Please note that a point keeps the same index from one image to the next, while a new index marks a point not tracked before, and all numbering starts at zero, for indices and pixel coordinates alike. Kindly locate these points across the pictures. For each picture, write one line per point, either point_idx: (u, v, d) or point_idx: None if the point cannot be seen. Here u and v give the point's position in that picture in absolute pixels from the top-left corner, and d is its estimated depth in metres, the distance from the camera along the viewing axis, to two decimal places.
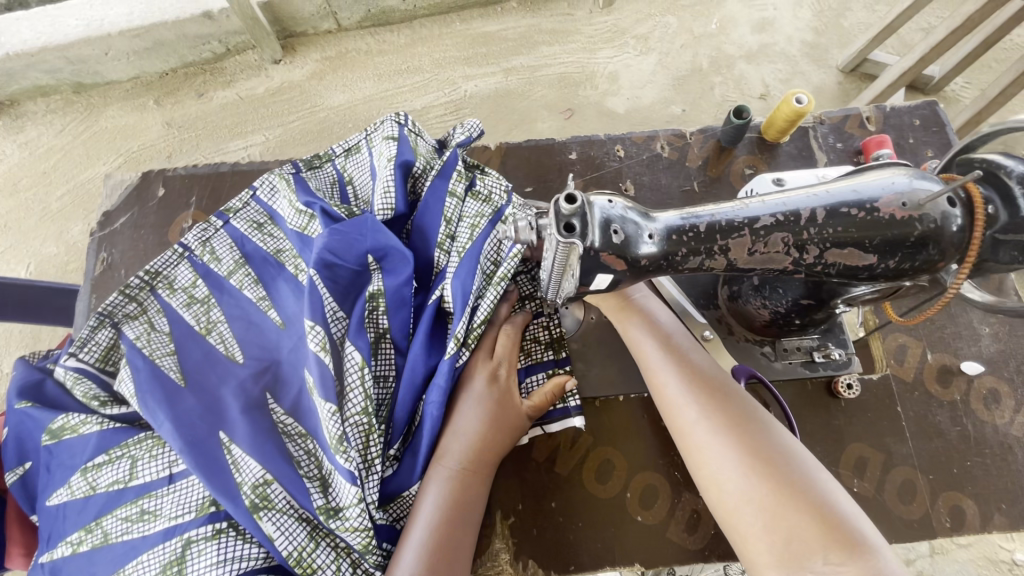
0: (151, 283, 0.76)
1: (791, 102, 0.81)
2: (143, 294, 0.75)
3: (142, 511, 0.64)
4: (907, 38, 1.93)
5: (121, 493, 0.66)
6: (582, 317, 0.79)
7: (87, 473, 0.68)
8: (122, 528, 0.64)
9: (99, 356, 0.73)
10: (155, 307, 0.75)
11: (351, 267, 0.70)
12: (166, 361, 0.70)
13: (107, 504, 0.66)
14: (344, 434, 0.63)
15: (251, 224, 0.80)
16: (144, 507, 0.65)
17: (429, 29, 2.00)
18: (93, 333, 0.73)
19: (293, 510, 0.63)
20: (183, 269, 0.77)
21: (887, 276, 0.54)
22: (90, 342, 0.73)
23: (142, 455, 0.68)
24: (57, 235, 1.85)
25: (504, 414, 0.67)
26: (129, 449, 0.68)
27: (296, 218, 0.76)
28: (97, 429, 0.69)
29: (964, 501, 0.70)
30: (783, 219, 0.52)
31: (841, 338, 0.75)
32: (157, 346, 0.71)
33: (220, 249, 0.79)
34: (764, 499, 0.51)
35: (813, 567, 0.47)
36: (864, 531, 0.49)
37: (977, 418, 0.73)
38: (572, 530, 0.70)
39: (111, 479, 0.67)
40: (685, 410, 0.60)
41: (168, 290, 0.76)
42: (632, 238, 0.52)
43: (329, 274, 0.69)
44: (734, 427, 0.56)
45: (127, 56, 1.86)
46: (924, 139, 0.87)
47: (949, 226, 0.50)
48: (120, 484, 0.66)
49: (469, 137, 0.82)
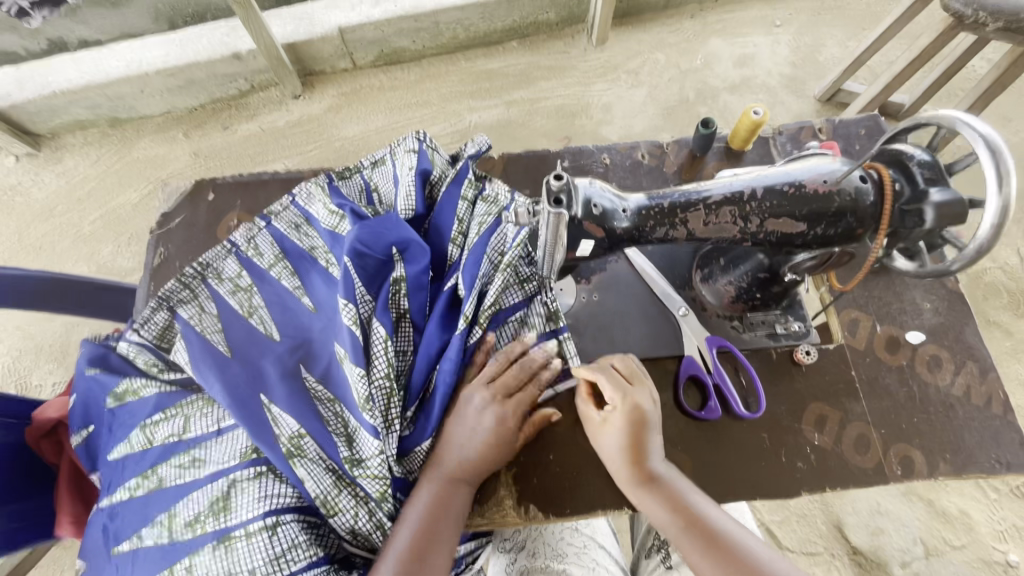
0: (202, 273, 0.88)
1: (749, 115, 0.95)
2: (194, 282, 0.88)
3: (193, 459, 0.75)
4: (875, 70, 2.11)
5: (175, 445, 0.77)
6: (574, 299, 0.89)
7: (144, 428, 0.79)
8: (176, 474, 0.75)
9: (156, 333, 0.87)
10: (205, 293, 0.87)
11: (378, 256, 0.81)
12: (215, 336, 0.81)
13: (163, 455, 0.77)
14: (371, 395, 0.74)
15: (290, 225, 0.92)
16: (195, 455, 0.76)
17: (437, 67, 2.19)
18: (154, 313, 0.86)
19: (321, 460, 0.73)
20: (230, 263, 0.90)
21: (819, 243, 0.67)
22: (150, 321, 0.86)
23: (194, 413, 0.79)
24: (90, 255, 1.99)
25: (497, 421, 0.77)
26: (182, 408, 0.80)
27: (329, 218, 0.89)
28: (156, 391, 0.82)
29: (912, 452, 0.80)
30: (731, 195, 0.65)
31: (800, 312, 0.87)
32: (207, 324, 0.83)
33: (262, 245, 0.91)
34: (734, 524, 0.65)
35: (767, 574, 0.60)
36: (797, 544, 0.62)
37: (922, 380, 0.83)
38: (568, 478, 0.80)
39: (165, 433, 0.78)
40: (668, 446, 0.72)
41: (216, 279, 0.88)
42: (608, 212, 0.64)
43: (360, 262, 0.80)
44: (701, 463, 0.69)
45: (161, 93, 2.05)
46: (868, 146, 1.00)
47: (863, 199, 0.63)
48: (173, 437, 0.77)
49: (478, 151, 0.95)
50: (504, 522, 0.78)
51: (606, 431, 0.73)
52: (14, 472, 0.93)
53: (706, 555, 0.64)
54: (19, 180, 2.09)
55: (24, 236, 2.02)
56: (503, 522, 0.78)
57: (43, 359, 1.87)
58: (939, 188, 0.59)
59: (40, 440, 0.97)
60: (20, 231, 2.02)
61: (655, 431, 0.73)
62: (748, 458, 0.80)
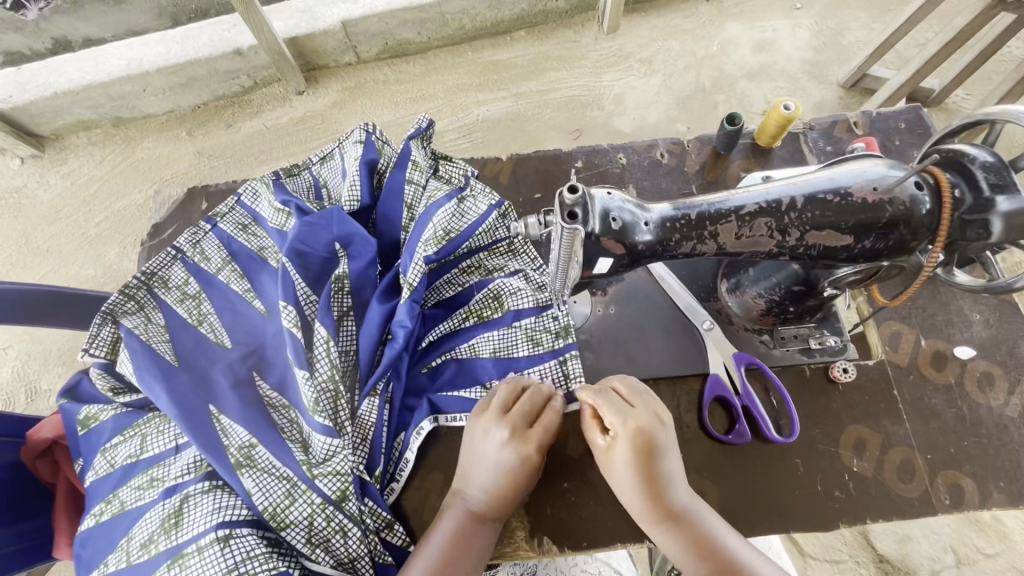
0: (148, 283, 0.83)
1: (779, 109, 0.87)
2: (140, 292, 0.82)
3: (151, 479, 0.70)
4: (904, 54, 1.99)
5: (134, 465, 0.72)
6: (589, 311, 0.83)
7: (106, 452, 0.75)
8: (135, 495, 0.70)
9: (108, 349, 0.79)
10: (152, 304, 0.82)
11: (320, 254, 0.79)
12: (161, 345, 0.77)
13: (123, 478, 0.72)
14: (318, 397, 0.70)
15: (237, 226, 0.90)
16: (153, 475, 0.70)
17: (442, 59, 2.12)
18: (99, 330, 0.79)
19: (273, 469, 0.68)
20: (176, 270, 0.85)
21: (865, 257, 0.59)
22: (99, 338, 0.78)
23: (151, 431, 0.74)
24: (96, 258, 1.96)
25: (518, 460, 0.67)
26: (140, 428, 0.75)
27: (276, 216, 0.87)
28: (112, 414, 0.78)
29: (962, 479, 0.73)
30: (765, 206, 0.58)
31: (836, 326, 0.80)
32: (153, 333, 0.78)
33: (209, 250, 0.88)
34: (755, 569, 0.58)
35: None
36: None
37: (972, 401, 0.76)
38: (583, 508, 0.74)
39: (125, 454, 0.73)
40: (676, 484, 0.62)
41: (163, 288, 0.84)
42: (628, 225, 0.58)
43: (301, 262, 0.78)
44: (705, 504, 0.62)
45: (164, 91, 2.00)
46: (909, 142, 0.92)
47: (917, 208, 0.55)
48: (132, 457, 0.73)
49: (419, 129, 0.89)
50: (516, 556, 0.73)
51: (614, 460, 0.62)
52: (9, 494, 0.90)
53: None
54: (24, 183, 2.06)
55: (30, 239, 1.99)
56: (515, 556, 0.73)
57: (51, 363, 1.85)
58: (1008, 196, 0.52)
59: (34, 461, 0.92)
60: (25, 233, 2.00)
61: (670, 456, 0.62)
62: (780, 487, 0.74)
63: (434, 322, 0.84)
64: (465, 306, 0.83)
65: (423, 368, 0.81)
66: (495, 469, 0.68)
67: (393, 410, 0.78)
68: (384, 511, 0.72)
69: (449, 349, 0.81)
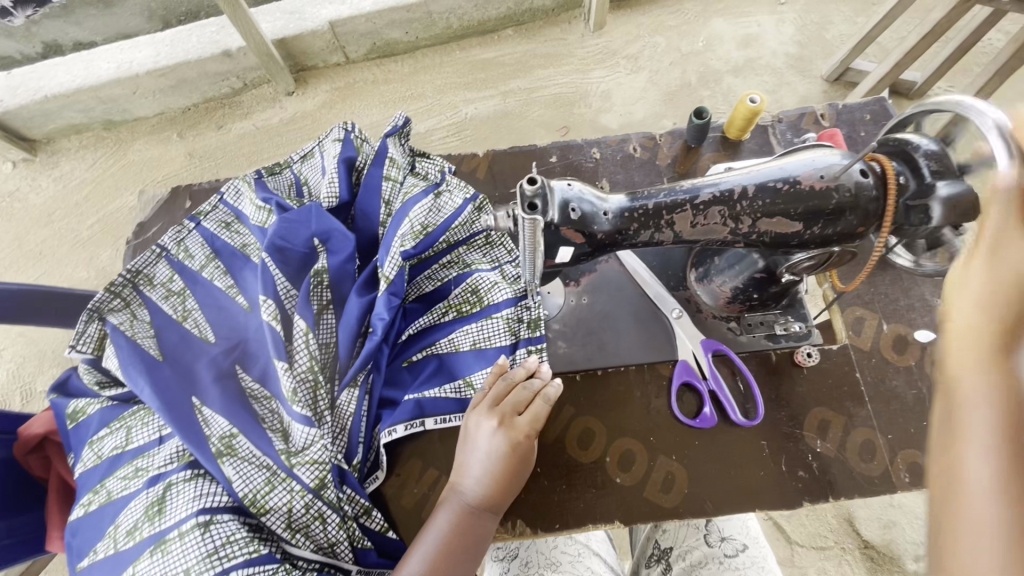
0: (133, 280, 0.85)
1: (745, 103, 0.89)
2: (126, 290, 0.84)
3: (137, 469, 0.72)
4: (887, 46, 2.02)
5: (120, 457, 0.74)
6: (563, 301, 0.85)
7: (93, 445, 0.77)
8: (122, 485, 0.72)
9: (95, 345, 0.81)
10: (137, 301, 0.84)
11: (299, 250, 0.81)
12: (146, 341, 0.80)
13: (110, 468, 0.74)
14: (297, 387, 0.73)
15: (221, 224, 0.92)
16: (138, 465, 0.73)
17: (431, 58, 2.14)
18: (86, 327, 0.81)
19: (253, 458, 0.70)
20: (161, 267, 0.87)
21: (816, 243, 0.62)
22: (85, 335, 0.81)
23: (136, 424, 0.76)
24: (89, 260, 1.98)
25: (511, 446, 0.70)
26: (125, 420, 0.77)
27: (257, 213, 0.90)
28: (99, 408, 0.80)
29: (921, 458, 0.75)
30: (719, 194, 0.60)
31: (801, 312, 0.83)
32: (138, 329, 0.81)
33: (192, 247, 0.90)
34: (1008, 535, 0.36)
35: None
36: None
37: (931, 382, 0.79)
38: (556, 492, 0.77)
39: (111, 446, 0.75)
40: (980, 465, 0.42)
41: (148, 285, 0.86)
42: (588, 215, 0.60)
43: (281, 257, 0.80)
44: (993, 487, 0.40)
45: (154, 94, 2.02)
46: (874, 132, 0.95)
47: (863, 194, 0.58)
48: (118, 448, 0.75)
49: (396, 127, 0.92)
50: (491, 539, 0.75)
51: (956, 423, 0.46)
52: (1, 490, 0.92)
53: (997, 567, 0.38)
54: (17, 187, 2.08)
55: (24, 243, 2.01)
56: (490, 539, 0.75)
57: (46, 365, 1.87)
58: (948, 180, 0.54)
59: (26, 456, 0.95)
60: (19, 237, 2.02)
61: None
62: (745, 467, 0.76)
63: (414, 317, 0.86)
64: (444, 300, 0.85)
65: (404, 362, 0.84)
66: (487, 458, 0.70)
67: (372, 401, 0.80)
68: (362, 498, 0.74)
69: (429, 343, 0.84)
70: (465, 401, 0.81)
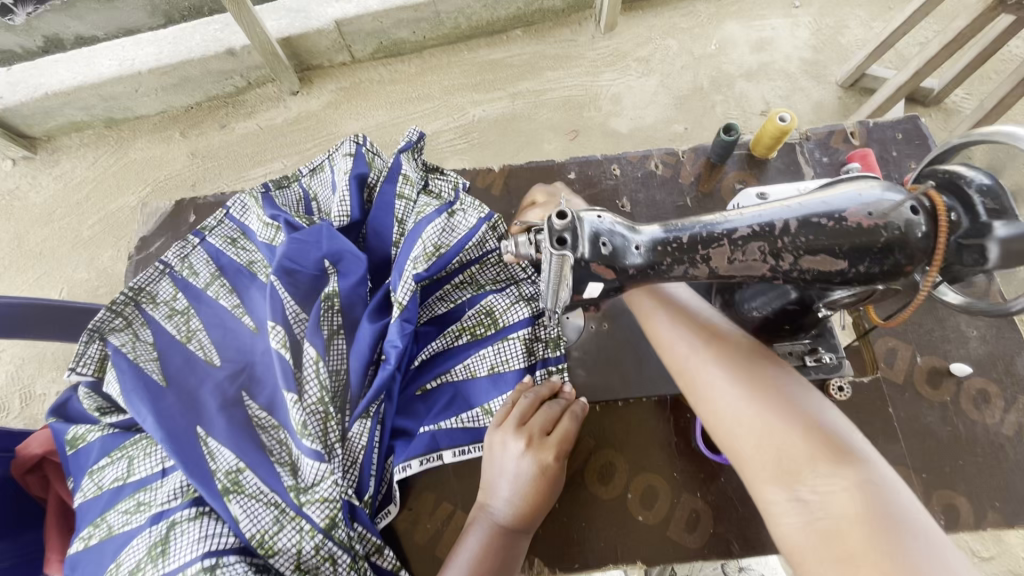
0: (135, 299, 0.83)
1: (775, 121, 0.86)
2: (128, 309, 0.82)
3: (138, 503, 0.69)
4: (904, 53, 1.97)
5: (121, 489, 0.71)
6: (583, 325, 0.83)
7: (93, 475, 0.74)
8: (123, 520, 0.69)
9: (95, 367, 0.79)
10: (140, 320, 0.81)
11: (310, 272, 0.79)
12: (149, 364, 0.76)
13: (111, 501, 0.71)
14: (307, 420, 0.69)
15: (226, 240, 0.89)
16: (140, 499, 0.70)
17: (439, 58, 2.09)
18: (86, 348, 0.78)
19: (261, 495, 0.68)
20: (164, 285, 0.85)
21: (860, 281, 0.57)
22: (85, 356, 0.78)
23: (138, 454, 0.73)
24: (90, 261, 1.94)
25: (540, 468, 0.68)
26: (127, 449, 0.74)
27: (265, 230, 0.86)
28: (99, 436, 0.76)
29: (957, 499, 0.73)
30: (759, 229, 0.57)
31: (832, 342, 0.77)
32: (140, 351, 0.78)
33: (197, 265, 0.87)
34: (759, 421, 0.56)
35: (806, 481, 0.52)
36: (850, 443, 0.54)
37: (967, 418, 0.76)
38: (576, 528, 0.74)
39: (113, 477, 0.73)
40: (725, 395, 0.60)
41: (151, 304, 0.83)
42: (619, 249, 0.57)
43: (290, 280, 0.78)
44: (770, 410, 0.57)
45: (156, 92, 1.98)
46: (907, 152, 0.91)
47: (914, 232, 0.54)
48: (119, 480, 0.72)
49: (410, 143, 0.89)
50: None
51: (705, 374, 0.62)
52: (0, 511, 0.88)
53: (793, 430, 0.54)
54: (17, 185, 2.04)
55: (25, 242, 1.96)
56: None
57: (46, 367, 1.84)
58: (1005, 221, 0.52)
59: (24, 476, 0.91)
60: (19, 237, 1.97)
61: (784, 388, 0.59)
62: None
63: (426, 340, 0.82)
64: (457, 322, 0.81)
65: (417, 390, 0.80)
66: (516, 480, 0.68)
67: (385, 431, 0.77)
68: (374, 535, 0.71)
69: (443, 370, 0.80)
70: (481, 429, 0.78)
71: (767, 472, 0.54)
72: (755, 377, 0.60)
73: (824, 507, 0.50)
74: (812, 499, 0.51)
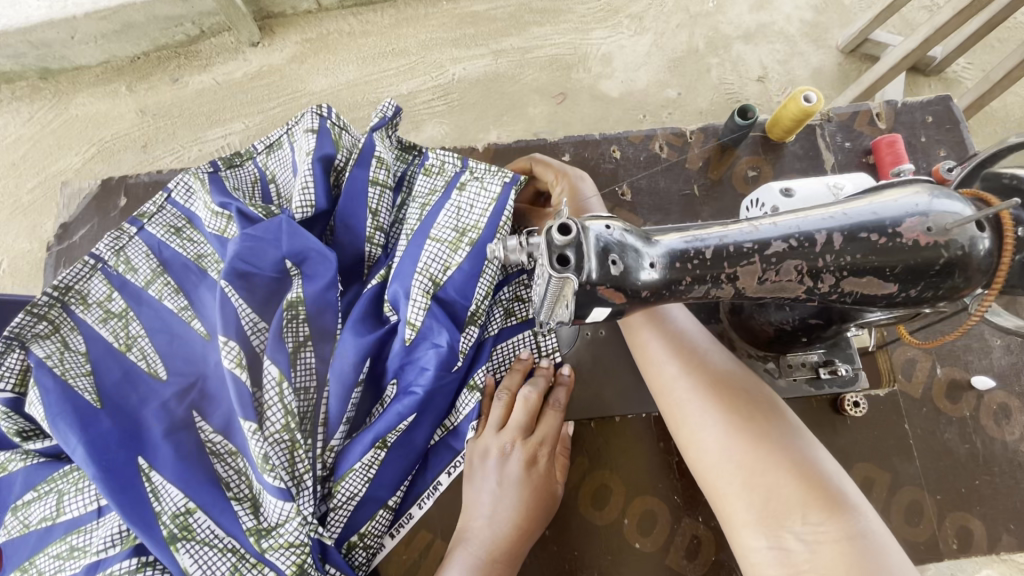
0: (62, 299, 0.70)
1: (798, 101, 0.76)
2: (53, 311, 0.69)
3: (71, 548, 0.60)
4: (909, 18, 1.86)
5: (50, 530, 0.62)
6: (579, 329, 0.75)
7: (18, 511, 0.64)
8: (54, 567, 0.60)
9: (16, 380, 0.66)
10: (68, 324, 0.69)
11: (268, 275, 0.67)
12: (80, 382, 0.65)
13: (40, 543, 0.62)
14: (269, 452, 0.60)
15: (169, 229, 0.76)
16: (73, 544, 0.60)
17: (415, 8, 1.89)
18: (2, 358, 0.66)
19: (215, 540, 0.59)
20: (96, 283, 0.72)
21: (906, 304, 0.50)
22: (0, 367, 0.65)
23: (67, 489, 0.63)
24: (31, 230, 1.74)
25: (521, 476, 0.62)
26: (56, 483, 0.64)
27: (213, 220, 0.73)
28: (22, 466, 0.66)
29: (971, 521, 0.68)
30: (796, 244, 0.48)
31: (848, 353, 0.69)
32: (70, 366, 0.65)
33: (135, 258, 0.74)
34: (743, 456, 0.51)
35: (792, 528, 0.47)
36: (848, 490, 0.49)
37: (987, 435, 0.71)
38: (568, 558, 0.68)
39: (40, 516, 0.63)
40: (704, 429, 0.54)
41: (81, 305, 0.70)
42: (631, 268, 0.47)
43: (246, 284, 0.66)
44: (761, 453, 0.51)
45: (95, 39, 1.74)
46: (936, 137, 0.83)
47: (977, 251, 0.45)
48: (48, 520, 0.62)
49: (384, 119, 0.77)
50: None
51: (684, 402, 0.56)
52: None
53: (774, 468, 0.49)
54: None
55: None
56: None
57: None
58: None
59: None
60: None
61: (785, 431, 0.53)
62: None
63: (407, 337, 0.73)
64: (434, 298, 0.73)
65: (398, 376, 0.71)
66: (502, 502, 0.61)
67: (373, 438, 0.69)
68: None
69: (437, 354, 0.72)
70: (458, 430, 0.69)
71: (750, 514, 0.49)
72: (744, 411, 0.53)
73: (810, 560, 0.45)
74: (797, 550, 0.46)
